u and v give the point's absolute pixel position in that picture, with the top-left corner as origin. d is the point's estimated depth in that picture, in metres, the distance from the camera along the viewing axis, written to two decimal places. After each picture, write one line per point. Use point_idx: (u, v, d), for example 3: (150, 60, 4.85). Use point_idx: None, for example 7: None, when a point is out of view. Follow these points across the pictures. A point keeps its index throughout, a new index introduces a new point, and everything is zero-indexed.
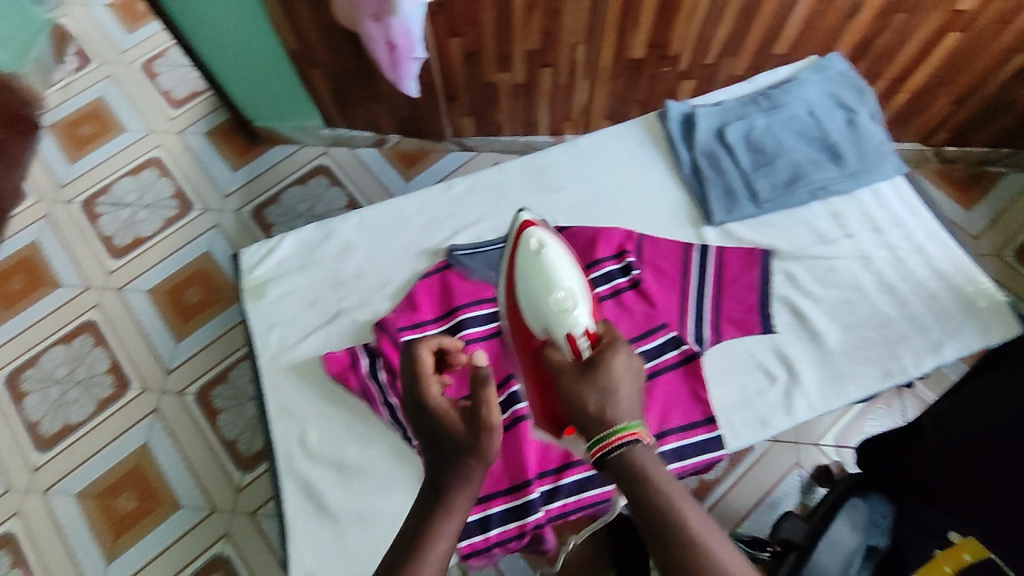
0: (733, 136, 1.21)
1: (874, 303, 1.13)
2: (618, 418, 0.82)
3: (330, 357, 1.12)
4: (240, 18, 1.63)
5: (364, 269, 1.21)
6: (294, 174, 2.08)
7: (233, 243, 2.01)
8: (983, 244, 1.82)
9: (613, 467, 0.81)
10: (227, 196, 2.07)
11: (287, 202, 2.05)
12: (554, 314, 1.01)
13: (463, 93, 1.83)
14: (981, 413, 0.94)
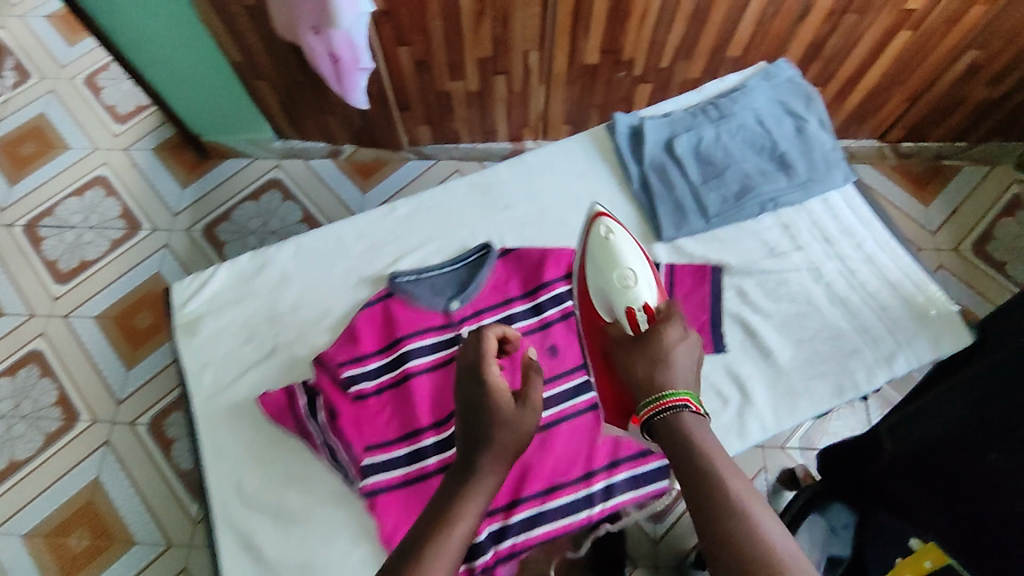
0: (682, 147, 1.12)
1: (826, 317, 1.05)
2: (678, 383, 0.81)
3: (268, 398, 0.99)
4: (179, 31, 1.57)
5: (302, 300, 1.08)
6: (247, 189, 2.02)
7: (184, 266, 1.94)
8: (942, 239, 1.83)
9: (663, 429, 0.78)
10: (177, 214, 2.00)
11: (240, 219, 1.99)
12: (616, 288, 0.99)
13: (417, 103, 1.78)
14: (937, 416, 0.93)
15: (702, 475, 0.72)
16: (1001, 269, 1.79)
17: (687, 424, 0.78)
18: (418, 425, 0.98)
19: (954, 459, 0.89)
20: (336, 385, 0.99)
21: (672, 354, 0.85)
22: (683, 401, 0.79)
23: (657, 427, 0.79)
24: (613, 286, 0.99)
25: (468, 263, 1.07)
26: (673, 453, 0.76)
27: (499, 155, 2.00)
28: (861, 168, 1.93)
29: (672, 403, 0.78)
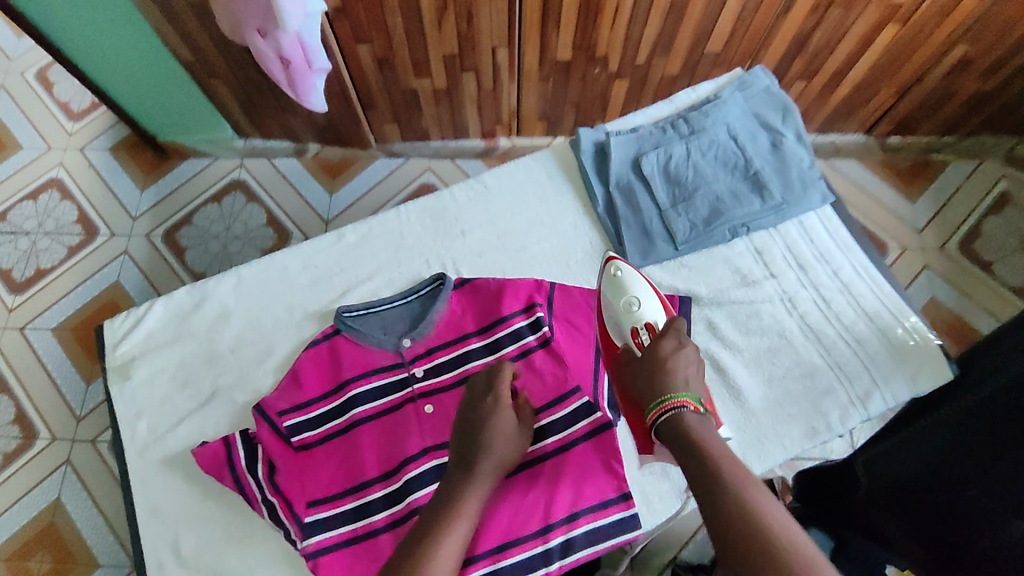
0: (648, 165, 0.98)
1: (802, 354, 0.91)
2: (687, 389, 0.78)
3: (203, 450, 0.86)
4: (119, 28, 1.45)
5: (242, 339, 0.94)
6: (209, 191, 1.92)
7: (144, 274, 1.85)
8: (928, 238, 1.77)
9: (669, 430, 0.75)
10: (136, 219, 1.91)
11: (202, 222, 1.89)
12: (621, 315, 0.89)
13: (382, 102, 1.68)
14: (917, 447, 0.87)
15: (714, 477, 0.68)
16: (987, 269, 1.73)
17: (691, 424, 0.75)
18: (366, 477, 0.86)
19: (935, 490, 0.83)
20: (277, 435, 0.86)
21: (673, 363, 0.80)
22: (682, 402, 0.76)
23: (664, 428, 0.76)
24: (615, 309, 0.90)
25: (420, 295, 0.95)
26: (682, 454, 0.72)
27: (471, 153, 1.90)
28: (846, 163, 1.84)
29: (676, 403, 0.76)
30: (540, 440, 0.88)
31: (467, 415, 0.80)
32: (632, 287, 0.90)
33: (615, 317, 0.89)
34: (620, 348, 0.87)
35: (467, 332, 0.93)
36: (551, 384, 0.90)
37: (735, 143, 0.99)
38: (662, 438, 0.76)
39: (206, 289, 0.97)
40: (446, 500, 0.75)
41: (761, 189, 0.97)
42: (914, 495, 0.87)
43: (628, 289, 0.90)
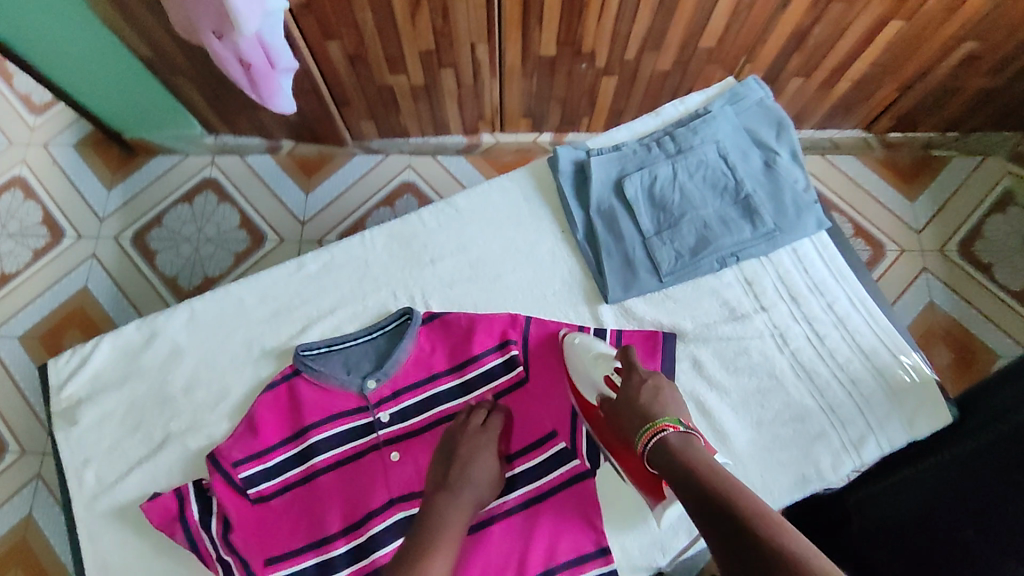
0: (631, 187, 0.92)
1: (791, 392, 0.86)
2: (665, 411, 0.78)
3: (154, 503, 0.81)
4: (63, 20, 1.30)
5: (195, 380, 0.89)
6: (180, 190, 1.77)
7: (111, 277, 1.71)
8: (926, 238, 1.65)
9: (659, 457, 0.74)
10: (103, 220, 1.74)
11: (173, 223, 1.74)
12: (593, 371, 0.83)
13: (357, 99, 1.54)
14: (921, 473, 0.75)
15: (716, 496, 0.66)
16: (988, 272, 1.61)
17: (680, 446, 0.74)
18: (329, 531, 0.81)
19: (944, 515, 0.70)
20: (231, 488, 0.81)
21: (647, 391, 0.80)
22: (664, 426, 0.75)
23: (655, 455, 0.74)
24: (586, 367, 0.83)
25: (384, 333, 0.88)
26: (676, 477, 0.71)
27: (453, 149, 1.77)
28: (846, 160, 1.72)
29: (659, 428, 0.75)
30: (504, 494, 0.83)
31: (451, 442, 0.81)
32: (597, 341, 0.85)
33: (583, 374, 0.84)
34: (597, 404, 0.83)
35: (436, 372, 0.87)
36: (524, 429, 0.85)
37: (725, 163, 0.92)
38: (654, 466, 0.74)
39: (155, 324, 0.91)
40: (428, 526, 0.74)
41: (752, 214, 0.90)
42: (919, 525, 0.73)
43: (594, 344, 0.85)
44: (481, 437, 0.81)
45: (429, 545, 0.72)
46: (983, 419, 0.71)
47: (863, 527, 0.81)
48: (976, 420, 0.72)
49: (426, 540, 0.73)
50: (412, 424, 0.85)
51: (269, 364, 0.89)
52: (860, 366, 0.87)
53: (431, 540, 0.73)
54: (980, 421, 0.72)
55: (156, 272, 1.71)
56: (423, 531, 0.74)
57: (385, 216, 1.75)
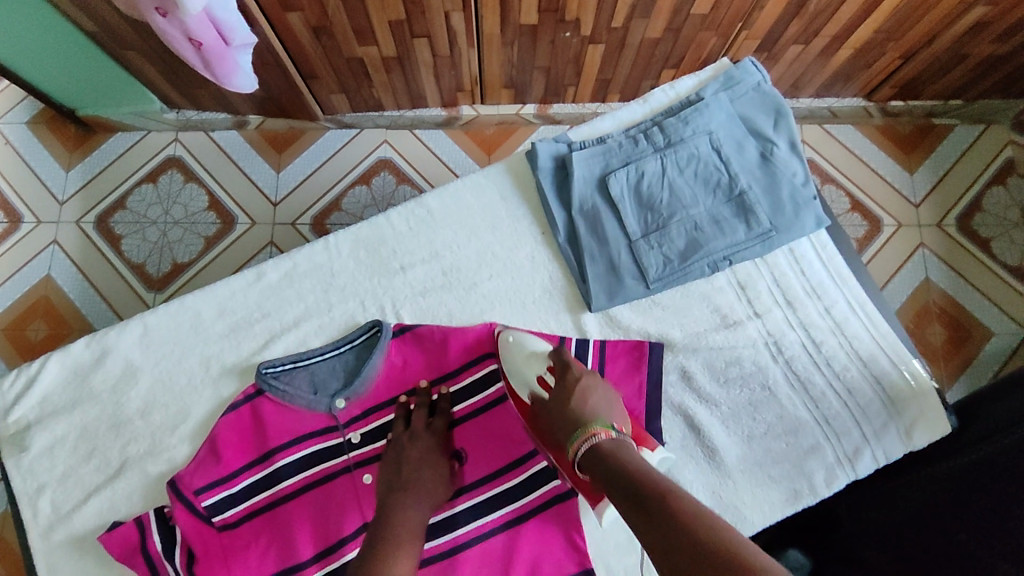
0: (616, 185, 0.86)
1: (785, 403, 0.82)
2: (596, 417, 0.70)
3: (112, 535, 0.75)
4: None
5: (152, 401, 0.84)
6: (143, 168, 1.50)
7: (78, 269, 1.43)
8: (925, 213, 1.48)
9: (593, 465, 0.66)
10: (62, 205, 1.47)
11: (137, 206, 1.47)
12: (526, 371, 0.78)
13: (326, 71, 1.32)
14: (938, 476, 0.71)
15: (654, 501, 0.57)
16: (986, 248, 1.45)
17: (613, 451, 0.66)
18: (299, 559, 0.76)
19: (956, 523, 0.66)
20: (194, 517, 0.75)
21: (579, 392, 0.73)
22: (596, 432, 0.68)
23: (589, 463, 0.67)
24: (517, 364, 0.79)
25: (353, 349, 0.83)
26: (611, 484, 0.63)
27: (432, 122, 1.52)
28: (844, 131, 1.53)
29: (590, 435, 0.68)
30: (454, 529, 0.77)
31: (400, 443, 0.77)
32: (530, 338, 0.80)
33: (517, 373, 0.78)
34: (529, 402, 0.77)
35: (409, 389, 0.82)
36: (496, 452, 0.80)
37: (718, 156, 0.86)
38: (590, 475, 0.66)
39: (107, 342, 0.85)
40: (387, 523, 0.69)
41: (746, 213, 0.85)
42: (922, 526, 0.70)
43: (526, 343, 0.80)
44: (431, 437, 0.77)
45: (388, 543, 0.67)
46: (992, 428, 0.67)
47: (864, 527, 0.78)
48: (985, 431, 0.68)
49: (389, 538, 0.67)
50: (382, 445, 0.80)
51: (230, 382, 0.84)
52: (857, 374, 0.82)
53: (393, 534, 0.68)
54: (989, 431, 0.67)
55: (126, 264, 1.44)
56: (385, 524, 0.69)
57: (362, 196, 1.49)
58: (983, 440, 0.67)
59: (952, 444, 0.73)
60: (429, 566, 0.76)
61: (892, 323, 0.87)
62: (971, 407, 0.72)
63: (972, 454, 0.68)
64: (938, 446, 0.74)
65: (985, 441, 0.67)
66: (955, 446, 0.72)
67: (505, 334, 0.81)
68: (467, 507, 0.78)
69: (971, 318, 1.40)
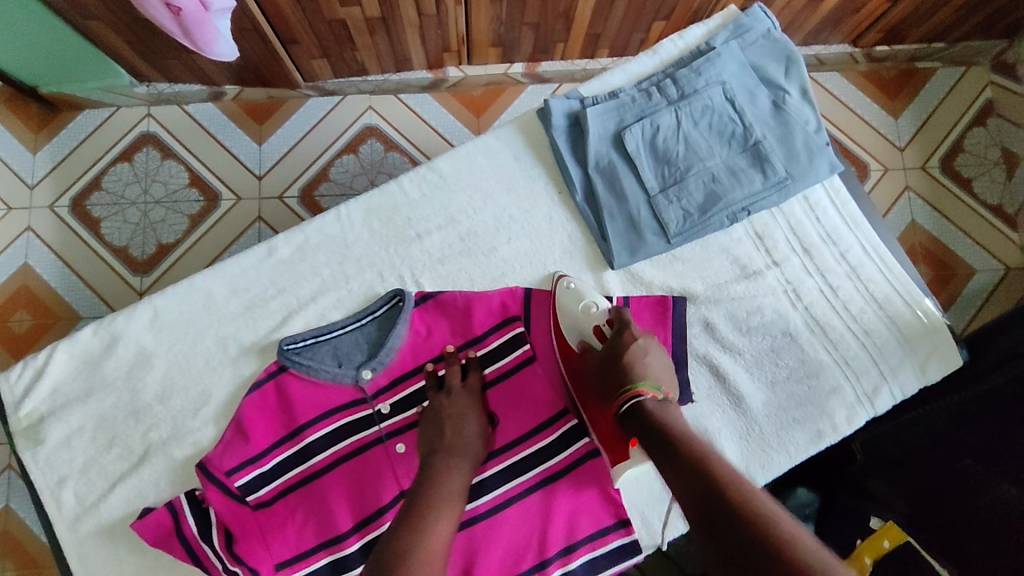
0: (632, 140, 0.85)
1: (805, 347, 0.84)
2: (646, 375, 0.73)
3: (145, 522, 0.74)
4: None
5: (170, 386, 0.81)
6: (117, 146, 1.42)
7: (58, 256, 1.37)
8: (909, 156, 1.42)
9: (636, 421, 0.69)
10: (33, 189, 1.40)
11: (114, 187, 1.40)
12: (582, 321, 0.80)
13: (305, 34, 1.22)
14: (954, 407, 0.75)
15: (706, 476, 0.59)
16: (967, 187, 1.40)
17: (657, 411, 0.69)
18: (339, 531, 0.76)
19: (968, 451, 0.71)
20: (227, 497, 0.75)
21: (634, 350, 0.75)
22: (642, 392, 0.70)
23: (630, 417, 0.70)
24: (574, 315, 0.81)
25: (375, 320, 0.82)
26: (650, 442, 0.66)
27: (417, 86, 1.45)
28: (830, 79, 1.45)
29: (636, 393, 0.70)
30: (492, 489, 0.78)
31: (435, 407, 0.77)
32: (591, 291, 0.82)
33: (571, 320, 0.81)
34: (579, 350, 0.80)
35: (436, 356, 0.81)
36: (526, 413, 0.80)
37: (732, 106, 0.86)
38: (630, 430, 0.70)
39: (115, 328, 0.83)
40: (428, 483, 0.69)
41: (762, 162, 0.85)
42: (933, 452, 0.76)
43: (584, 293, 0.81)
44: (466, 397, 0.77)
45: (431, 502, 0.66)
46: (1002, 358, 0.71)
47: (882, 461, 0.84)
48: (998, 361, 0.71)
49: (430, 496, 0.67)
50: (414, 414, 0.79)
51: (250, 362, 0.82)
52: (874, 317, 0.84)
53: (434, 494, 0.67)
54: (1001, 359, 0.71)
55: (109, 247, 1.38)
56: (425, 484, 0.69)
57: (351, 164, 1.43)
58: (998, 368, 0.71)
59: (969, 374, 0.77)
60: (471, 526, 0.77)
61: (903, 265, 0.89)
62: (982, 339, 0.76)
63: (987, 382, 0.72)
64: (947, 382, 0.79)
65: (999, 369, 0.70)
66: (967, 377, 0.76)
67: (562, 280, 0.83)
68: (503, 468, 0.79)
69: (954, 257, 1.37)
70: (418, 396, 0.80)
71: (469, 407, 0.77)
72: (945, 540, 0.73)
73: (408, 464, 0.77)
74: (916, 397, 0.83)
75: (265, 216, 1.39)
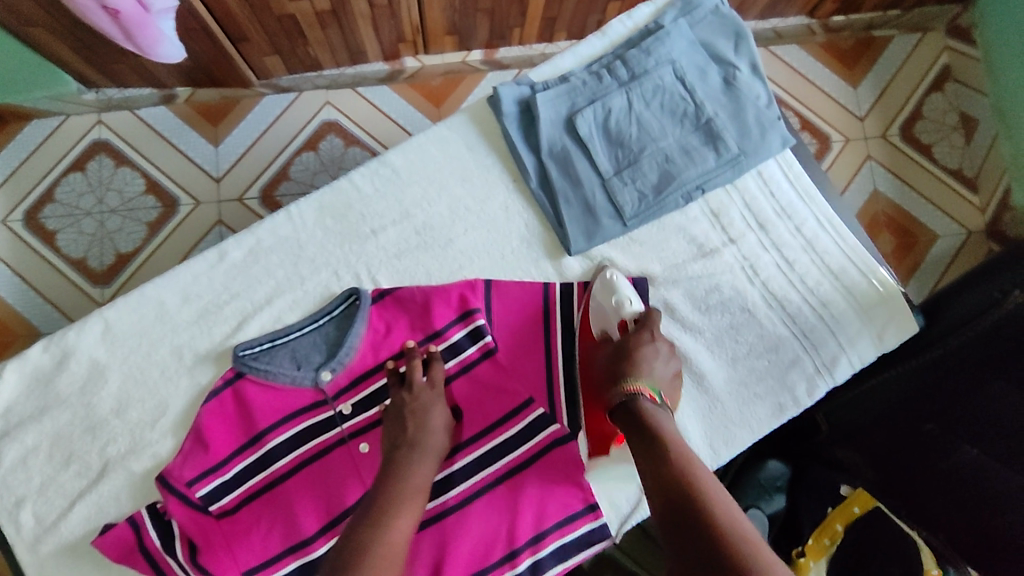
0: (584, 124, 0.85)
1: (764, 323, 0.84)
2: (649, 377, 0.72)
3: (106, 538, 0.73)
4: None
5: (126, 399, 0.80)
6: (68, 154, 1.38)
7: (12, 271, 1.33)
8: (869, 125, 1.40)
9: (625, 416, 0.70)
10: None
11: (68, 197, 1.36)
12: (610, 312, 0.80)
13: (256, 30, 1.17)
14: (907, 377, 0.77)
15: (678, 481, 0.60)
16: (927, 153, 1.39)
17: (652, 411, 0.69)
18: (305, 535, 0.75)
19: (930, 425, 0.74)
20: (190, 508, 0.74)
21: (645, 351, 0.74)
22: (641, 390, 0.70)
23: (623, 412, 0.70)
24: (605, 305, 0.80)
25: (333, 320, 0.80)
26: (636, 438, 0.67)
27: (374, 78, 1.41)
28: (789, 52, 1.43)
29: (633, 390, 0.70)
30: (456, 484, 0.78)
31: (397, 404, 0.75)
32: (626, 287, 0.80)
33: (600, 311, 0.81)
34: (598, 337, 0.81)
35: (397, 352, 0.80)
36: (490, 405, 0.80)
37: (682, 85, 0.86)
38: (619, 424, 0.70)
39: (65, 344, 0.80)
40: (390, 480, 0.68)
41: (714, 140, 0.85)
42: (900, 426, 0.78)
43: (619, 288, 0.80)
44: (429, 392, 0.76)
45: (392, 499, 0.66)
46: (947, 324, 0.71)
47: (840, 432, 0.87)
48: (947, 325, 0.71)
49: (392, 493, 0.66)
50: (376, 412, 0.78)
51: (206, 371, 0.81)
52: (830, 289, 0.85)
53: (397, 489, 0.67)
54: (949, 325, 0.71)
55: (65, 259, 1.34)
56: (388, 482, 0.68)
57: (310, 162, 1.39)
58: (944, 335, 0.71)
59: (919, 341, 0.76)
60: (438, 521, 0.77)
61: (858, 236, 0.89)
62: (934, 304, 0.75)
63: (939, 348, 0.72)
64: (901, 349, 0.79)
65: (949, 334, 0.70)
66: (917, 346, 0.76)
67: (603, 271, 0.83)
68: (469, 462, 0.78)
69: (916, 223, 1.36)
70: (380, 394, 0.79)
71: (431, 401, 0.75)
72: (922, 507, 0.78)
73: (368, 466, 0.76)
74: (873, 364, 0.83)
75: (225, 218, 1.36)
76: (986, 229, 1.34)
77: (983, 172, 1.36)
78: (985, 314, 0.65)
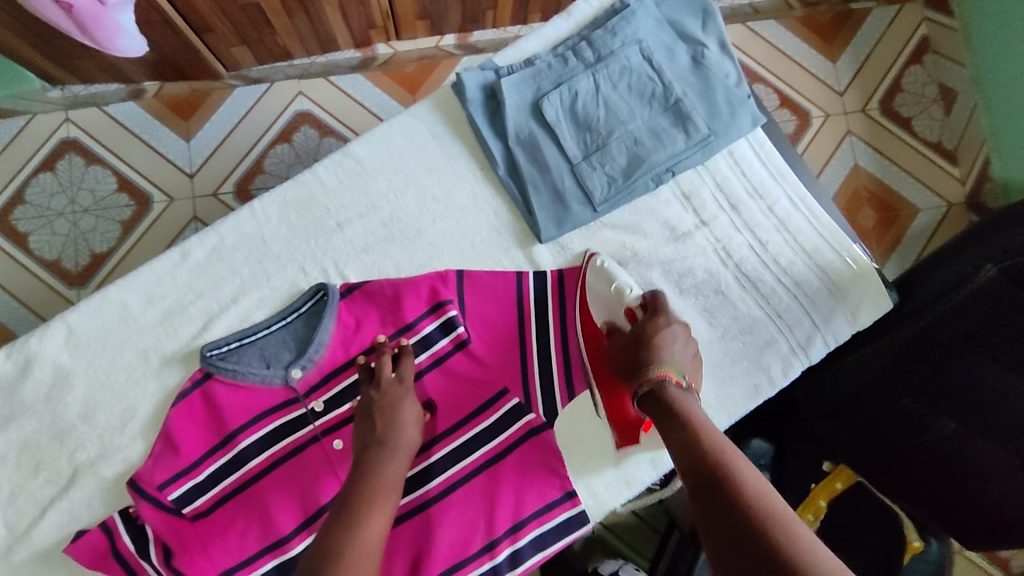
0: (550, 108, 0.84)
1: (739, 304, 0.83)
2: (670, 360, 0.68)
3: (79, 544, 0.73)
4: None
5: (93, 404, 0.78)
6: (36, 155, 1.34)
7: None
8: (849, 99, 1.39)
9: (652, 406, 0.66)
10: None
11: (36, 197, 1.33)
12: (614, 301, 0.77)
13: (220, 20, 1.13)
14: (873, 356, 0.75)
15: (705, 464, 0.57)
16: (907, 126, 1.38)
17: (678, 396, 0.65)
18: (282, 534, 0.74)
19: (905, 399, 0.75)
20: (162, 512, 0.73)
21: (662, 335, 0.71)
22: (666, 375, 0.66)
23: (648, 401, 0.66)
24: (606, 295, 0.78)
25: (302, 317, 0.79)
26: (661, 420, 0.64)
27: (347, 66, 1.39)
28: (767, 27, 1.41)
29: (660, 375, 0.66)
30: (432, 477, 0.77)
31: (368, 399, 0.74)
32: (625, 276, 0.79)
33: (601, 299, 0.78)
34: (604, 329, 0.77)
35: (367, 348, 0.79)
36: (464, 397, 0.79)
37: (650, 65, 0.85)
38: (645, 411, 0.67)
39: (27, 350, 0.78)
40: (362, 477, 0.67)
41: (684, 121, 0.84)
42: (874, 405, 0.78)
43: (617, 276, 0.79)
44: (399, 387, 0.75)
45: (364, 497, 0.65)
46: (917, 303, 0.70)
47: (812, 411, 0.88)
48: (915, 304, 0.70)
49: (365, 491, 0.66)
50: (348, 408, 0.77)
51: (174, 374, 0.79)
52: (804, 267, 0.84)
53: (369, 488, 0.66)
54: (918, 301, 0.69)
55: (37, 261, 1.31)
56: (359, 480, 0.67)
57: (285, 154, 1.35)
58: (914, 314, 0.70)
59: (888, 321, 0.74)
60: (414, 514, 0.76)
61: (831, 213, 0.88)
62: (907, 281, 0.73)
63: (907, 328, 0.71)
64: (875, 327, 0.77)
65: (914, 313, 0.70)
66: (883, 326, 0.75)
67: (594, 259, 0.81)
68: (445, 455, 0.78)
69: (897, 197, 1.35)
70: (351, 390, 0.78)
71: (401, 395, 0.74)
72: (895, 468, 0.83)
73: (341, 464, 0.75)
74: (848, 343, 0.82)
75: (199, 214, 1.33)
76: (967, 201, 1.34)
77: (962, 144, 1.35)
78: (955, 291, 0.65)
